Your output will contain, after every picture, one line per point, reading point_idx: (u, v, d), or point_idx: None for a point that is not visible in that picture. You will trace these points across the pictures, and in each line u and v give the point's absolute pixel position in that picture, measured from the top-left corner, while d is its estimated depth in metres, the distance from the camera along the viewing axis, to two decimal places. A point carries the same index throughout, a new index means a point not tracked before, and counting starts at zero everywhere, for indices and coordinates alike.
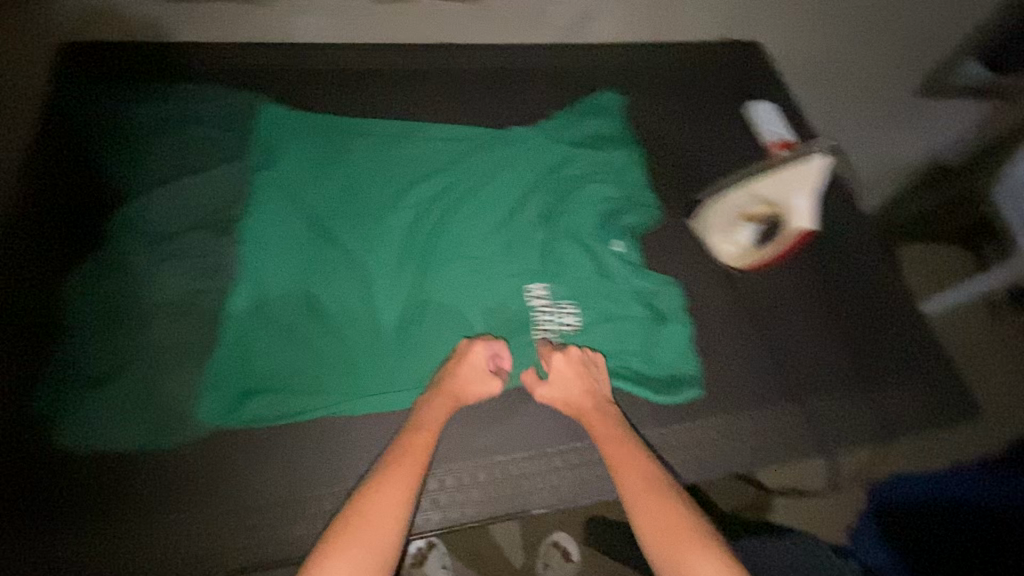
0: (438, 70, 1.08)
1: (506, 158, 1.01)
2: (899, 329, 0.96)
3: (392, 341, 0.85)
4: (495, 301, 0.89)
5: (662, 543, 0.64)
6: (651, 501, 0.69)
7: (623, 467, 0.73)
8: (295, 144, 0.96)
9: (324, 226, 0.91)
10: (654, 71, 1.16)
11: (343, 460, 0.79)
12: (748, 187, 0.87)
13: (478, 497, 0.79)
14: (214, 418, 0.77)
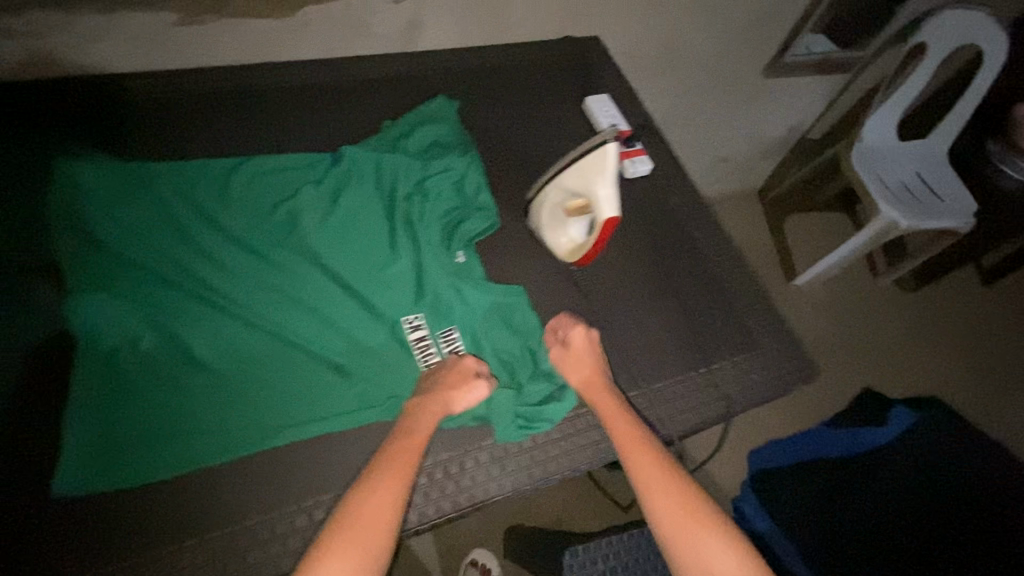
0: (267, 89, 1.02)
1: (353, 173, 0.94)
2: (751, 288, 1.01)
3: (271, 364, 0.78)
4: (360, 324, 0.83)
5: (681, 527, 0.70)
6: (664, 493, 0.72)
7: (635, 456, 0.75)
8: (120, 178, 0.86)
9: (185, 257, 0.83)
10: (489, 76, 1.16)
11: (303, 472, 0.74)
12: (559, 184, 0.89)
13: (468, 482, 0.75)
14: (114, 474, 0.69)
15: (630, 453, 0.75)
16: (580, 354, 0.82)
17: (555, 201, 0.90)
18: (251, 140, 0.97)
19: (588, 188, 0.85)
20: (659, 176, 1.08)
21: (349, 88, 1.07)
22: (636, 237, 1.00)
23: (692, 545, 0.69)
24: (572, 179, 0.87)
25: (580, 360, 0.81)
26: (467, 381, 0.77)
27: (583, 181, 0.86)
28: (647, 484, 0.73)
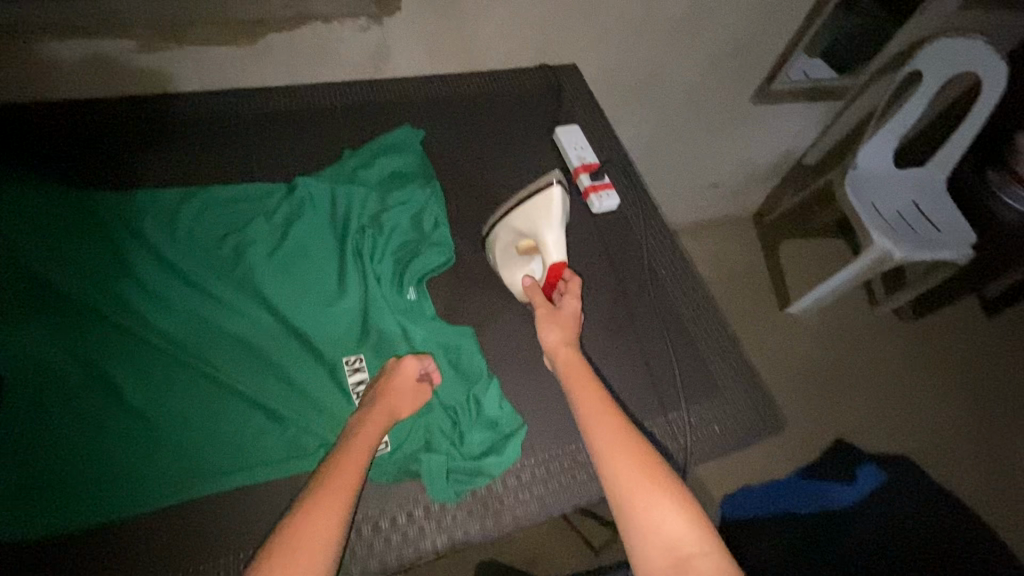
0: (230, 117, 1.01)
1: (307, 202, 0.92)
2: (720, 331, 0.97)
3: (205, 403, 0.75)
4: (301, 363, 0.80)
5: (635, 483, 0.68)
6: (624, 452, 0.70)
7: (595, 420, 0.73)
8: (57, 202, 0.83)
9: (122, 288, 0.80)
10: (458, 105, 1.14)
11: (233, 525, 0.71)
12: (508, 224, 0.87)
13: (399, 537, 0.71)
14: (24, 525, 0.66)
15: (590, 419, 0.73)
16: (562, 316, 0.83)
17: (505, 241, 0.88)
18: (207, 171, 0.95)
19: (536, 234, 0.85)
20: (627, 210, 1.05)
21: (314, 116, 1.05)
22: (598, 274, 0.97)
23: (646, 500, 0.66)
24: (522, 223, 0.86)
25: (567, 318, 0.83)
26: (408, 386, 0.75)
27: (532, 226, 0.85)
28: (606, 446, 0.71)
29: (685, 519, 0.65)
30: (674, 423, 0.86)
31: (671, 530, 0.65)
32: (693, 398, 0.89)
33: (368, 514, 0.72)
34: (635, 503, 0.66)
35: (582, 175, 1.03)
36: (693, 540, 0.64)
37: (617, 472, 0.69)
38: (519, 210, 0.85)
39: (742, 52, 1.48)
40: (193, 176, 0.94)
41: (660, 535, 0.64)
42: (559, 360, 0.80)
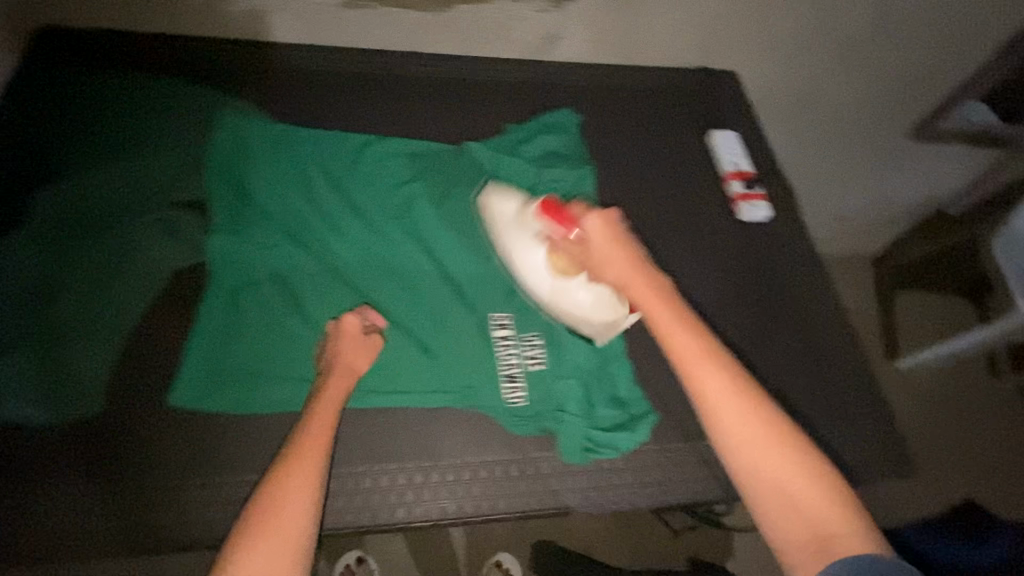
0: (408, 78, 1.09)
1: (470, 166, 0.98)
2: (854, 373, 0.95)
3: (367, 329, 0.83)
4: (453, 310, 0.86)
5: (753, 449, 0.59)
6: (739, 409, 0.61)
7: (676, 337, 0.66)
8: (265, 132, 0.94)
9: (309, 213, 0.89)
10: (614, 95, 1.16)
11: (378, 444, 0.78)
12: (531, 268, 0.85)
13: (525, 487, 0.78)
14: (217, 402, 0.76)
15: (670, 336, 0.66)
16: (601, 235, 0.77)
17: (535, 287, 0.85)
18: (385, 123, 1.04)
19: (518, 228, 0.86)
20: (773, 223, 1.04)
21: (481, 86, 1.11)
22: (735, 284, 0.98)
23: (770, 471, 0.58)
24: (519, 250, 0.86)
25: (604, 246, 0.76)
26: (352, 340, 0.78)
27: (511, 230, 0.87)
28: (692, 364, 0.64)
29: (789, 450, 0.59)
30: None
31: (773, 459, 0.59)
32: (811, 423, 0.89)
33: (501, 460, 0.79)
34: (757, 472, 0.59)
35: (733, 182, 1.04)
36: (796, 469, 0.58)
37: (709, 395, 0.62)
38: (516, 237, 0.86)
39: (915, 83, 1.39)
40: (373, 125, 1.03)
41: (765, 471, 0.59)
42: (630, 294, 0.73)
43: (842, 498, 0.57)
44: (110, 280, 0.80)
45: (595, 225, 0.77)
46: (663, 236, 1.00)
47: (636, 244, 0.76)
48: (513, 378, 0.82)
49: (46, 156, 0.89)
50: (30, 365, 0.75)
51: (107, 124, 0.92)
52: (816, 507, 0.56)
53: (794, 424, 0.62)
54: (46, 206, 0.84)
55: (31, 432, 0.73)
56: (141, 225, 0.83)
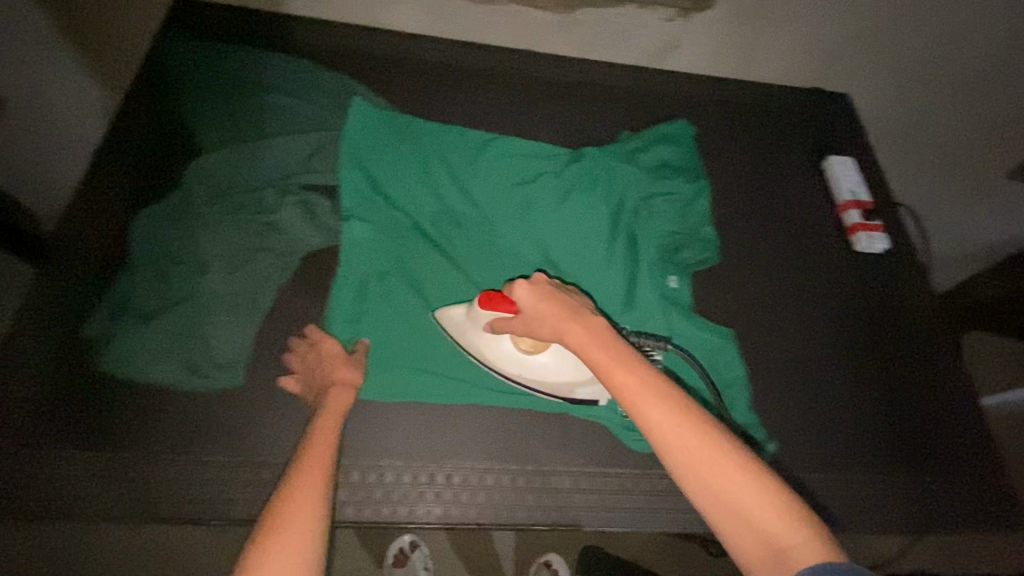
0: (526, 71, 1.07)
1: (587, 171, 0.97)
2: (967, 417, 0.92)
3: None
4: None
5: (702, 468, 0.53)
6: (681, 431, 0.55)
7: (616, 373, 0.59)
8: (388, 119, 0.94)
9: (430, 208, 0.90)
10: (731, 106, 1.12)
11: (496, 443, 0.79)
12: (498, 353, 0.78)
13: (637, 499, 0.80)
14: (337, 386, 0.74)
15: (612, 374, 0.59)
16: (532, 302, 0.65)
17: (514, 370, 0.78)
18: (504, 116, 1.02)
19: (472, 327, 0.77)
20: (888, 256, 1.02)
21: (598, 90, 1.07)
22: (851, 314, 0.95)
23: (720, 488, 0.53)
24: (482, 344, 0.78)
25: (541, 314, 0.65)
26: (337, 359, 0.73)
27: (471, 338, 0.78)
28: (636, 398, 0.57)
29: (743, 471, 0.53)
30: (900, 484, 0.85)
31: (729, 482, 0.53)
32: (922, 465, 0.87)
33: (614, 470, 0.81)
34: (711, 495, 0.53)
35: (851, 212, 1.01)
36: (752, 487, 0.53)
37: (656, 428, 0.55)
38: (472, 331, 0.77)
39: None
40: (491, 119, 1.01)
41: (717, 491, 0.53)
42: (575, 347, 0.62)
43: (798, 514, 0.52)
44: (239, 249, 0.78)
45: (522, 296, 0.66)
46: (782, 258, 0.97)
47: (571, 298, 0.66)
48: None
49: (185, 128, 0.89)
50: (151, 323, 0.73)
51: (238, 95, 0.93)
52: (772, 526, 0.52)
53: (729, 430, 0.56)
54: (186, 174, 0.82)
55: (166, 395, 0.71)
56: (280, 201, 0.82)
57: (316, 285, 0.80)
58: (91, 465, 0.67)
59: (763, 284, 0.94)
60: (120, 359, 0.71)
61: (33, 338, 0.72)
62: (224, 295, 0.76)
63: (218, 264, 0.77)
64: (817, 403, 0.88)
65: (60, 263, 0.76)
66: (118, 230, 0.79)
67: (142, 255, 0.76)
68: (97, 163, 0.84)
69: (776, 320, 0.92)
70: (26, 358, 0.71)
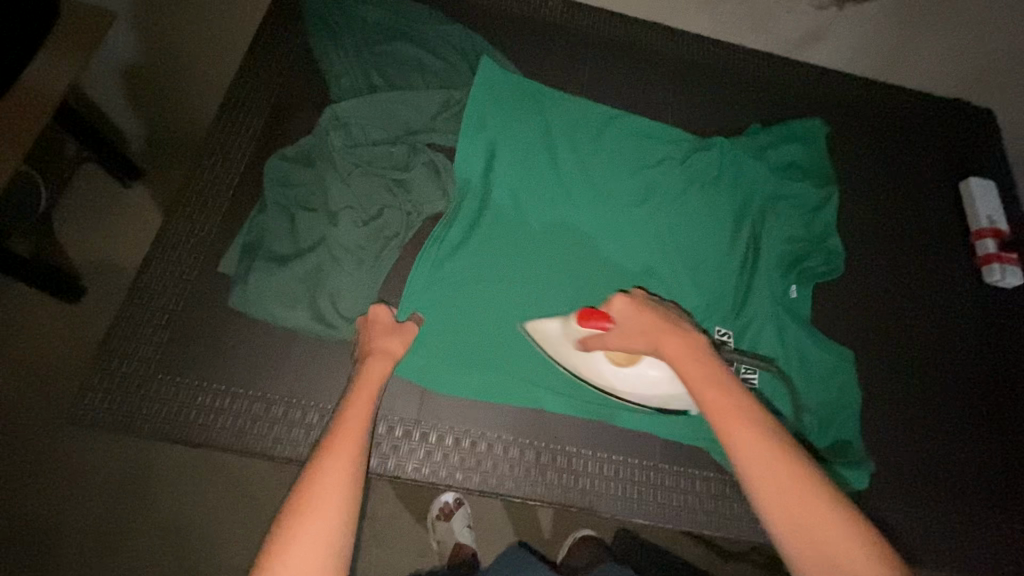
0: (656, 50, 1.02)
1: (715, 160, 0.92)
2: None
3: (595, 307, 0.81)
4: (679, 310, 0.83)
5: (784, 493, 0.53)
6: (761, 451, 0.55)
7: (711, 393, 0.60)
8: (514, 79, 0.90)
9: (551, 178, 0.86)
10: (865, 111, 1.05)
11: (597, 431, 0.76)
12: (588, 367, 0.74)
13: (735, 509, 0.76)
14: (444, 350, 0.74)
15: (705, 393, 0.60)
16: (634, 315, 0.67)
17: (614, 383, 0.73)
18: (630, 93, 0.98)
19: (568, 340, 0.74)
20: (1018, 290, 0.95)
21: (726, 77, 1.03)
22: (972, 348, 0.90)
23: (798, 514, 0.52)
24: (578, 358, 0.74)
25: (641, 328, 0.66)
26: (383, 325, 0.71)
27: (568, 351, 0.74)
28: (724, 419, 0.58)
29: (824, 498, 0.53)
30: (1006, 531, 0.82)
31: (808, 507, 0.52)
32: None
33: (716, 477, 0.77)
34: (790, 525, 0.52)
35: (987, 240, 0.95)
36: (832, 516, 0.52)
37: (744, 449, 0.55)
38: (559, 345, 0.74)
39: None
40: (616, 94, 0.97)
41: (798, 516, 0.52)
42: (676, 365, 0.63)
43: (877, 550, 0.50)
44: (362, 202, 0.78)
45: (622, 309, 0.67)
46: (903, 279, 0.92)
47: (671, 317, 0.67)
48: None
49: (315, 68, 0.87)
50: (274, 264, 0.73)
51: (368, 40, 0.90)
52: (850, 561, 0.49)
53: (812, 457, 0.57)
54: (321, 120, 0.81)
55: (291, 340, 0.72)
56: (408, 160, 0.81)
57: (427, 245, 0.78)
58: (220, 398, 0.70)
59: (882, 304, 0.90)
60: (250, 299, 0.72)
61: (168, 268, 0.74)
62: (343, 245, 0.75)
63: (339, 214, 0.76)
64: (923, 436, 0.84)
65: (195, 197, 0.78)
66: (251, 169, 0.80)
67: (275, 198, 0.77)
68: (232, 98, 0.84)
69: (890, 343, 0.88)
70: (161, 284, 0.73)
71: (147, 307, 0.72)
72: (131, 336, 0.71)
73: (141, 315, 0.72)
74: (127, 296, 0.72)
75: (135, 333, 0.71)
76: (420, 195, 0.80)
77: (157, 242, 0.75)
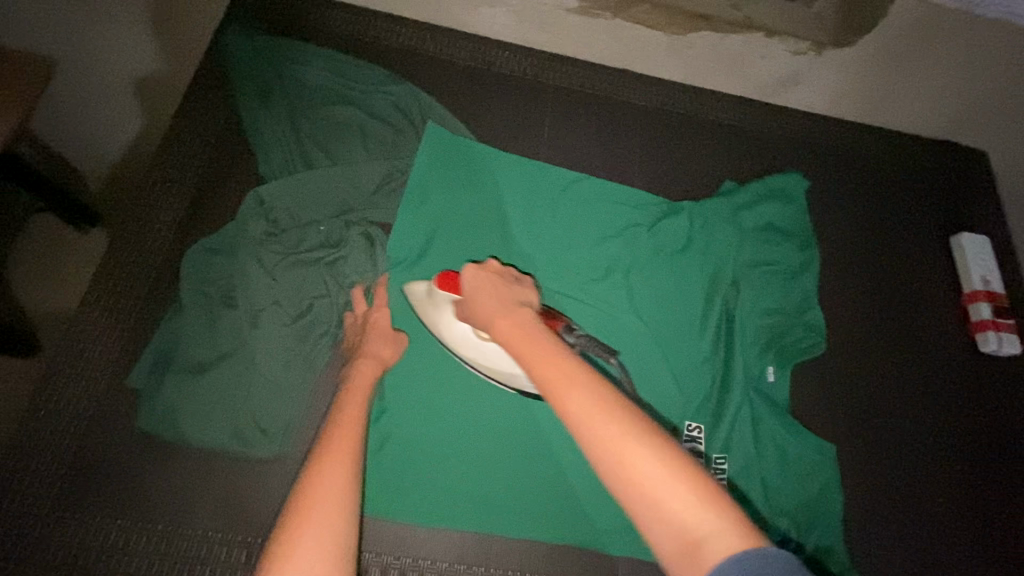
0: (624, 97, 0.95)
1: (686, 229, 0.85)
2: None
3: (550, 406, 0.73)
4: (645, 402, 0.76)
5: (625, 462, 0.41)
6: (585, 395, 0.45)
7: (534, 357, 0.49)
8: (465, 146, 0.83)
9: (505, 257, 0.79)
10: (852, 158, 0.97)
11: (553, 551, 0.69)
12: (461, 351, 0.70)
13: None
14: (382, 469, 0.68)
15: (535, 364, 0.49)
16: (473, 286, 0.62)
17: (473, 358, 0.70)
18: (595, 150, 0.90)
19: (433, 304, 0.70)
20: (1014, 358, 0.88)
21: (701, 126, 0.95)
22: (964, 429, 0.84)
23: (631, 473, 0.41)
24: (440, 323, 0.70)
25: (480, 296, 0.61)
26: (380, 334, 0.70)
27: (431, 315, 0.71)
28: (546, 373, 0.48)
29: (677, 467, 0.41)
30: None
31: (636, 459, 0.41)
32: None
33: None
34: (625, 500, 0.41)
35: (981, 304, 0.88)
36: (653, 454, 0.41)
37: (568, 404, 0.45)
38: (438, 325, 0.70)
39: None
40: (579, 151, 0.90)
41: (632, 468, 0.41)
42: (500, 339, 0.55)
43: (722, 500, 0.40)
44: (292, 300, 0.71)
45: (468, 277, 0.63)
46: (890, 354, 0.86)
47: (515, 289, 0.63)
48: None
49: (242, 138, 0.79)
50: (190, 377, 0.67)
51: (304, 107, 0.82)
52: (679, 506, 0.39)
53: (623, 394, 0.46)
54: (245, 206, 0.74)
55: (208, 462, 0.65)
56: (342, 243, 0.75)
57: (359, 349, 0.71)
58: (122, 534, 0.62)
59: (866, 384, 0.83)
60: (162, 417, 0.65)
61: (70, 381, 0.66)
62: (268, 350, 0.69)
63: (263, 315, 0.70)
64: (911, 532, 0.78)
65: (103, 295, 0.70)
66: (167, 261, 0.72)
67: (193, 298, 0.70)
68: (148, 177, 0.76)
69: (874, 428, 0.81)
70: (59, 400, 0.66)
71: (40, 434, 0.64)
72: (17, 470, 0.63)
73: (33, 442, 0.64)
74: (21, 421, 0.65)
75: (27, 458, 0.63)
76: (356, 288, 0.73)
77: (58, 353, 0.67)
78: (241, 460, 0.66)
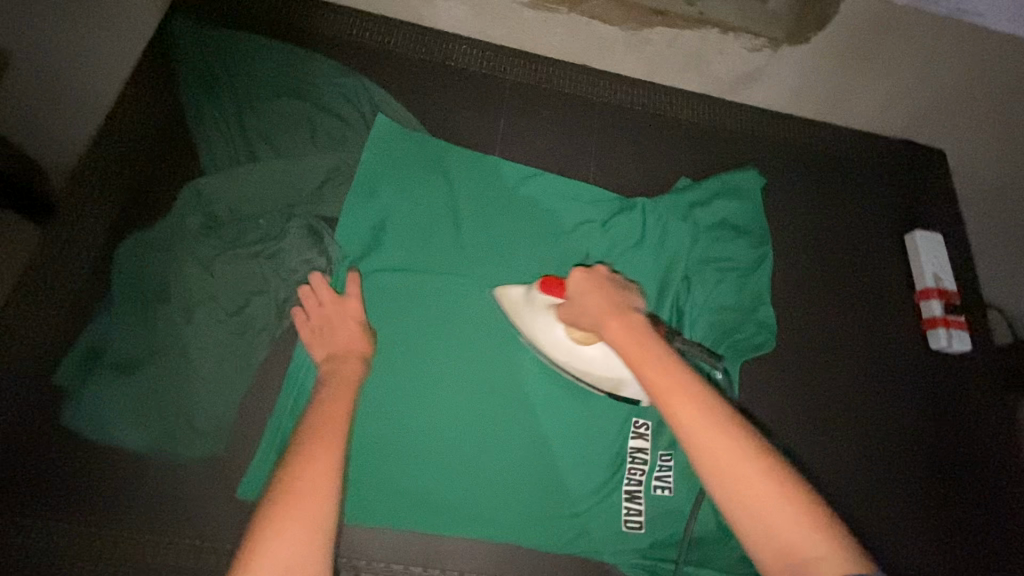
0: (581, 92, 0.94)
1: (639, 226, 0.84)
2: None
3: (496, 403, 0.72)
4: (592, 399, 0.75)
5: (738, 481, 0.49)
6: (710, 422, 0.52)
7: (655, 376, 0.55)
8: (415, 140, 0.82)
9: (454, 252, 0.78)
10: (809, 155, 0.97)
11: (495, 548, 0.69)
12: (555, 355, 0.71)
13: None
14: None
15: (656, 382, 0.54)
16: (580, 292, 0.64)
17: (565, 359, 0.70)
18: (551, 146, 0.89)
19: (530, 306, 0.71)
20: (965, 354, 0.89)
21: (659, 123, 0.94)
22: (915, 424, 0.84)
23: (746, 493, 0.49)
24: (536, 326, 0.71)
25: (588, 306, 0.63)
26: (333, 327, 0.69)
27: (526, 318, 0.71)
28: (667, 392, 0.53)
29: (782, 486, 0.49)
30: None
31: (746, 478, 0.49)
32: None
33: None
34: (732, 512, 0.49)
35: (932, 300, 0.89)
36: (766, 480, 0.49)
37: (687, 421, 0.52)
38: (529, 326, 0.71)
39: None
40: (534, 147, 0.89)
41: (748, 489, 0.49)
42: (614, 344, 0.59)
43: (815, 520, 0.48)
44: (231, 296, 0.70)
45: (578, 284, 0.64)
46: (842, 350, 0.86)
47: (623, 295, 0.63)
48: (635, 498, 0.73)
49: (185, 131, 0.77)
50: (121, 375, 0.65)
51: (250, 99, 0.81)
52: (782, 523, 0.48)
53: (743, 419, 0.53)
54: (185, 200, 0.73)
55: (138, 462, 0.63)
56: (284, 238, 0.73)
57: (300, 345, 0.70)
58: (44, 537, 0.60)
59: (818, 381, 0.83)
60: (91, 416, 0.64)
61: None
62: (204, 347, 0.67)
63: (199, 312, 0.68)
64: (860, 528, 0.77)
65: (32, 291, 0.68)
66: (102, 256, 0.70)
67: (127, 294, 0.68)
68: (85, 170, 0.74)
69: (825, 425, 0.81)
70: None
71: None
72: None
73: None
74: None
75: None
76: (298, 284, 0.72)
77: None
78: (173, 460, 0.64)
